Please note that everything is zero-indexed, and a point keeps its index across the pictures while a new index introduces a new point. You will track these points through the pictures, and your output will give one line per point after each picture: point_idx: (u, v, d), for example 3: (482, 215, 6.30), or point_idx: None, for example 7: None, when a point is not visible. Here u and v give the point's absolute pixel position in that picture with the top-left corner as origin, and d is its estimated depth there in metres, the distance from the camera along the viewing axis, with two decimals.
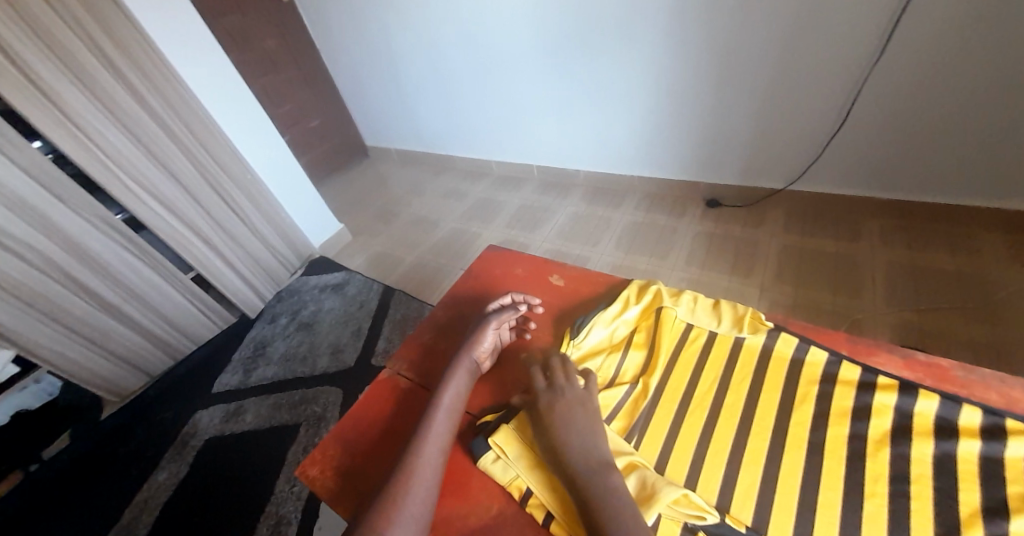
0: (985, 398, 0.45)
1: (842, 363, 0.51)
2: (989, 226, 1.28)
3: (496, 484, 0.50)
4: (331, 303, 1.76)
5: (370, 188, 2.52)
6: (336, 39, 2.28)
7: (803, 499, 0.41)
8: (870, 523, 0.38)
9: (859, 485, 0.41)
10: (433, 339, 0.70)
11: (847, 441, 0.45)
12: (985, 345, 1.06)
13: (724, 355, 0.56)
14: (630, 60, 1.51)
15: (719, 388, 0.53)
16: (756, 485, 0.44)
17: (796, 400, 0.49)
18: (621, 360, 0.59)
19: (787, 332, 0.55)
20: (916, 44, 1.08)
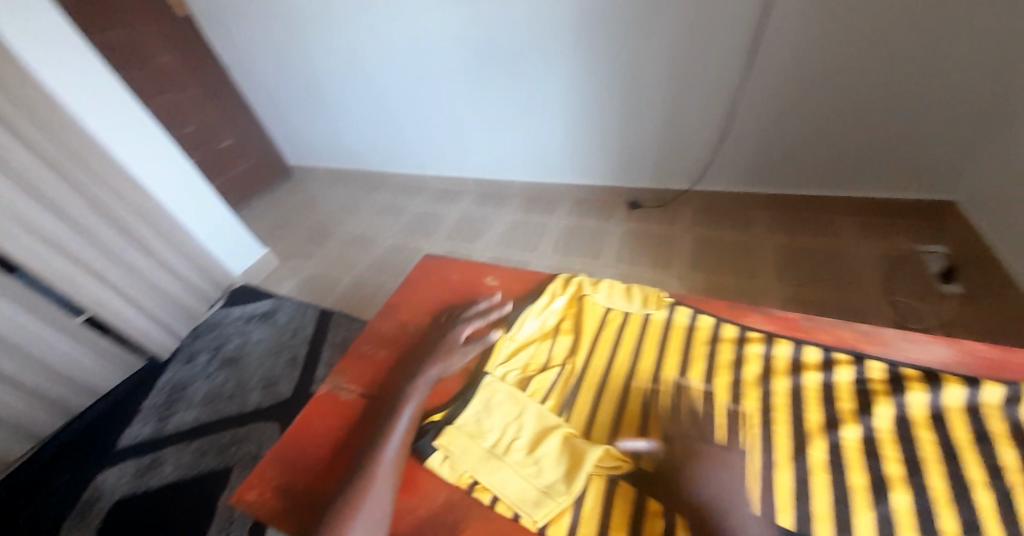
0: (824, 338, 0.57)
1: (722, 325, 0.61)
2: (847, 211, 1.55)
3: (444, 481, 0.52)
4: (260, 333, 1.64)
5: (296, 209, 2.40)
6: (247, 56, 2.17)
7: (697, 438, 0.49)
8: (746, 447, 0.47)
9: (739, 420, 0.50)
10: (380, 350, 0.69)
11: (730, 387, 0.54)
12: (850, 308, 1.28)
13: (635, 330, 0.64)
14: (547, 77, 1.63)
15: (633, 357, 0.61)
16: (665, 432, 0.51)
17: (693, 359, 0.58)
18: (551, 347, 0.65)
19: (682, 305, 0.66)
20: (773, 62, 1.30)
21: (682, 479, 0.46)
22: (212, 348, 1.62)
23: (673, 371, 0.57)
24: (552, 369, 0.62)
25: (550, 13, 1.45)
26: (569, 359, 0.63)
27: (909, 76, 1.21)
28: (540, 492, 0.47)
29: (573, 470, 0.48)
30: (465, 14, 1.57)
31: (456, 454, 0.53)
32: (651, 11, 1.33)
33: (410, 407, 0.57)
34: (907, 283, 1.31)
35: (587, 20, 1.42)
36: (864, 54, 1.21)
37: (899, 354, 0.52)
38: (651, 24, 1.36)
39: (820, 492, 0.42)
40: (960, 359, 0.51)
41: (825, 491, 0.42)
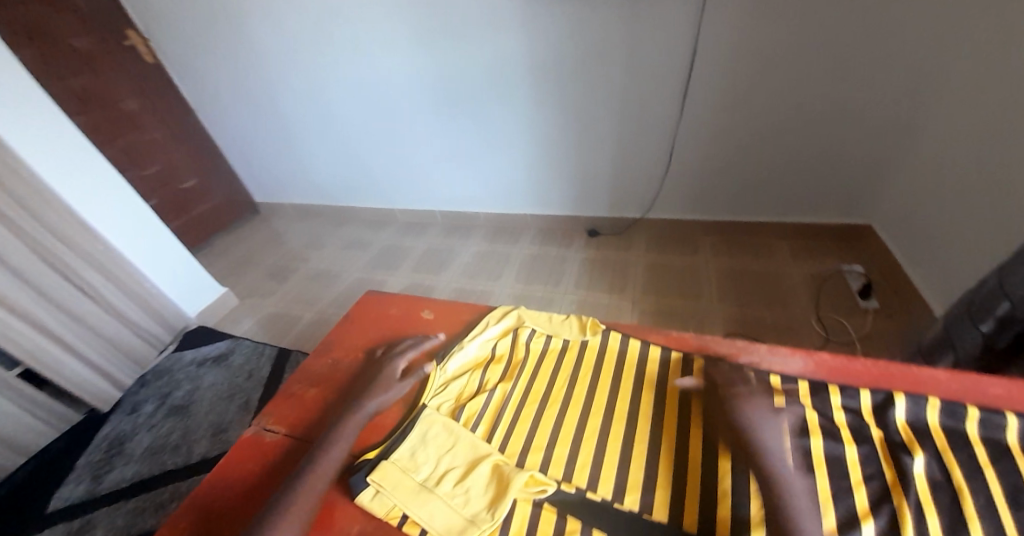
0: (719, 353, 0.60)
1: (649, 345, 0.63)
2: (784, 234, 1.68)
3: (373, 518, 0.49)
4: (212, 378, 1.59)
5: (259, 247, 2.37)
6: (213, 98, 2.21)
7: (622, 453, 0.50)
8: (663, 462, 0.48)
9: (660, 435, 0.52)
10: (310, 389, 0.69)
11: (652, 404, 0.55)
12: (791, 324, 1.37)
13: (576, 355, 0.64)
14: (505, 115, 1.74)
15: (568, 381, 0.61)
16: (592, 452, 0.51)
17: (621, 380, 0.59)
18: (487, 371, 0.64)
19: (615, 330, 0.66)
20: (706, 98, 1.45)
21: (600, 495, 0.46)
22: (159, 396, 1.56)
23: (601, 390, 0.58)
24: (496, 388, 0.61)
25: (507, 58, 1.58)
26: (504, 380, 0.62)
27: (819, 108, 1.37)
28: (467, 521, 0.45)
29: (498, 497, 0.46)
30: (429, 59, 1.69)
31: (388, 488, 0.49)
32: (594, 57, 1.48)
33: (341, 441, 0.55)
34: (837, 300, 1.41)
35: (541, 65, 1.56)
36: (776, 94, 1.38)
37: (762, 365, 0.57)
38: (597, 67, 1.50)
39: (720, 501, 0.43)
40: (813, 370, 0.55)
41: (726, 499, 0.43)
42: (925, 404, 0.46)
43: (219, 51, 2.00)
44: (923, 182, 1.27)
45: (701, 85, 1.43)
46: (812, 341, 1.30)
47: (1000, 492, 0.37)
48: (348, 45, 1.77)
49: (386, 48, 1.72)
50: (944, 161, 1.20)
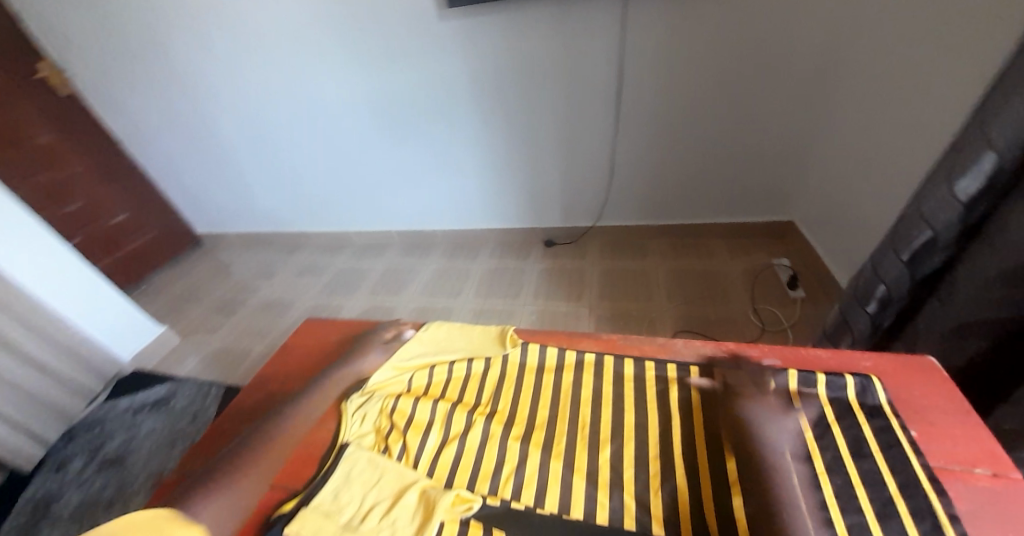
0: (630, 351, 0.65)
1: (566, 351, 0.67)
2: (724, 234, 1.79)
3: None
4: (151, 425, 1.48)
5: (204, 280, 2.25)
6: (145, 129, 2.11)
7: (543, 458, 0.52)
8: (576, 461, 0.52)
9: (573, 435, 0.55)
10: (241, 427, 0.65)
11: (568, 408, 0.58)
12: (735, 318, 1.45)
13: (498, 372, 0.65)
14: (452, 132, 1.76)
15: (497, 391, 0.63)
16: (515, 460, 0.53)
17: (542, 394, 0.61)
18: (399, 400, 0.62)
19: (533, 342, 0.69)
20: (639, 109, 1.55)
21: (523, 502, 0.48)
22: (88, 450, 1.42)
23: (534, 387, 0.62)
24: (422, 406, 0.60)
25: (450, 76, 1.61)
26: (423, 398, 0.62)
27: (738, 116, 1.50)
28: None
29: (425, 522, 0.46)
30: (373, 80, 1.69)
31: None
32: (532, 74, 1.54)
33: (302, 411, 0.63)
34: (771, 292, 1.51)
35: (482, 81, 1.60)
36: (699, 105, 1.51)
37: (674, 363, 0.61)
38: (536, 85, 1.57)
39: (626, 493, 0.47)
40: (720, 358, 0.61)
41: (632, 486, 0.48)
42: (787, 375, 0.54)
43: (148, 79, 1.92)
44: (833, 180, 1.41)
45: (633, 97, 1.53)
46: (753, 332, 1.39)
47: (842, 446, 0.46)
48: (285, 69, 1.75)
49: (327, 69, 1.70)
50: (846, 160, 1.34)
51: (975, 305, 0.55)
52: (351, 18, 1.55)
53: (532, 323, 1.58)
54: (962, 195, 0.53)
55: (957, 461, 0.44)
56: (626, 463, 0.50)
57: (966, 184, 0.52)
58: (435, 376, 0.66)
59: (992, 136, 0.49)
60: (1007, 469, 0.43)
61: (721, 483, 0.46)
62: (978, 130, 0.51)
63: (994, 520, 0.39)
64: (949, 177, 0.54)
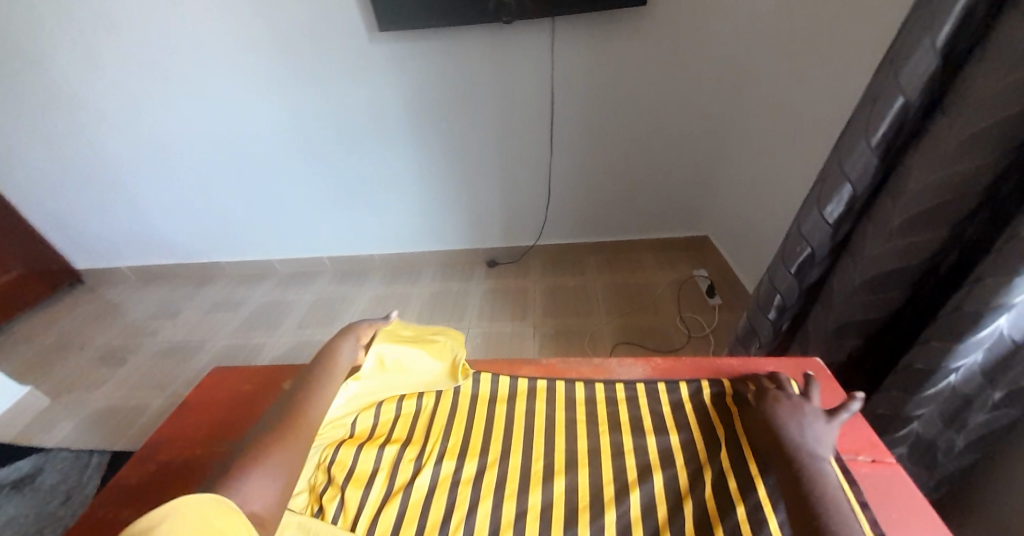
0: (578, 375, 0.64)
1: (518, 378, 0.63)
2: (652, 248, 1.91)
3: None
4: (9, 510, 1.20)
5: (85, 325, 1.91)
6: (12, 148, 1.81)
7: (496, 498, 0.46)
8: (533, 496, 0.46)
9: (528, 468, 0.50)
10: (129, 510, 0.52)
11: (521, 437, 0.54)
12: (665, 328, 1.55)
13: (447, 405, 0.59)
14: (385, 153, 1.71)
15: (449, 426, 0.56)
16: (465, 505, 0.46)
17: (495, 424, 0.56)
18: (339, 449, 0.52)
19: (485, 372, 0.64)
20: (567, 134, 1.64)
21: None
22: None
23: (481, 418, 0.57)
24: (364, 454, 0.51)
25: (383, 99, 1.59)
26: (367, 444, 0.53)
27: (651, 141, 1.66)
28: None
29: None
30: (298, 101, 1.61)
31: None
32: (466, 99, 1.57)
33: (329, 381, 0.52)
34: (694, 301, 1.65)
35: (416, 103, 1.59)
36: (620, 130, 1.63)
37: (611, 383, 0.60)
38: (470, 108, 1.59)
39: (582, 526, 0.42)
40: (651, 375, 0.62)
41: (587, 514, 0.44)
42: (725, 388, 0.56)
43: (20, 90, 1.67)
44: (735, 198, 1.59)
45: (562, 123, 1.62)
46: (681, 339, 1.50)
47: None
48: (194, 84, 1.60)
49: (246, 88, 1.59)
50: (744, 180, 1.51)
51: (847, 310, 0.63)
52: (273, 35, 1.48)
53: (477, 345, 1.56)
54: (830, 218, 0.62)
55: (844, 451, 0.49)
56: (580, 490, 0.46)
57: (832, 209, 0.61)
58: (382, 416, 0.58)
59: (846, 169, 0.58)
60: (885, 455, 0.49)
61: (676, 499, 0.44)
62: (833, 165, 0.61)
63: (884, 505, 0.43)
64: (817, 204, 0.63)
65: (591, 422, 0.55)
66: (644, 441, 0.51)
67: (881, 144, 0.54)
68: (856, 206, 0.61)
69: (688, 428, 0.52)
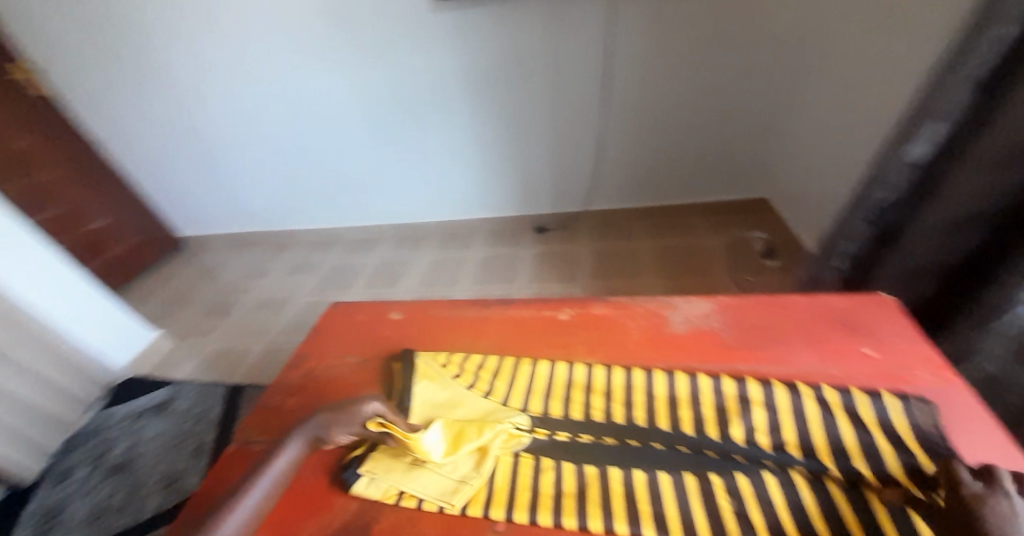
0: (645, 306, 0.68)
1: (591, 311, 0.70)
2: (706, 213, 1.87)
3: (370, 503, 0.49)
4: (155, 429, 1.45)
5: (190, 284, 2.21)
6: (126, 130, 2.06)
7: (582, 399, 0.55)
8: (614, 394, 0.54)
9: (607, 376, 0.57)
10: (289, 400, 0.68)
11: (595, 354, 0.62)
12: (715, 288, 1.55)
13: (529, 334, 0.69)
14: (442, 123, 1.80)
15: (536, 356, 0.65)
16: (558, 400, 0.55)
17: (572, 348, 0.64)
18: (447, 363, 0.65)
19: (560, 309, 0.72)
20: (620, 92, 1.63)
21: (565, 433, 0.51)
22: (93, 458, 1.39)
23: (561, 344, 0.65)
24: (455, 385, 0.61)
25: (442, 69, 1.66)
26: (462, 376, 0.62)
27: (710, 96, 1.61)
28: (458, 482, 0.47)
29: (481, 458, 0.50)
30: (363, 74, 1.71)
31: (381, 473, 0.51)
32: (523, 66, 1.61)
33: (271, 470, 0.46)
34: (749, 262, 1.62)
35: (471, 73, 1.65)
36: (680, 87, 1.60)
37: (677, 315, 0.65)
38: (526, 74, 1.63)
39: (661, 421, 0.49)
40: (718, 309, 0.64)
41: (664, 409, 0.50)
42: (792, 322, 0.60)
43: (130, 73, 1.88)
44: (804, 155, 1.52)
45: (614, 82, 1.61)
46: None
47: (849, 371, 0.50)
48: (274, 64, 1.75)
49: (320, 66, 1.72)
50: (813, 135, 1.46)
51: (919, 249, 0.66)
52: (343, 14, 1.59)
53: None
54: (913, 158, 0.64)
55: None
56: (655, 393, 0.53)
57: (916, 148, 0.63)
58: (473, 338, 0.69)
59: (936, 108, 0.59)
60: None
61: (746, 401, 0.49)
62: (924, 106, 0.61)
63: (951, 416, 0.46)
64: (902, 145, 0.65)
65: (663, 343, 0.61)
66: (712, 361, 0.56)
67: (980, 81, 0.54)
68: (944, 145, 0.61)
69: (755, 351, 0.57)
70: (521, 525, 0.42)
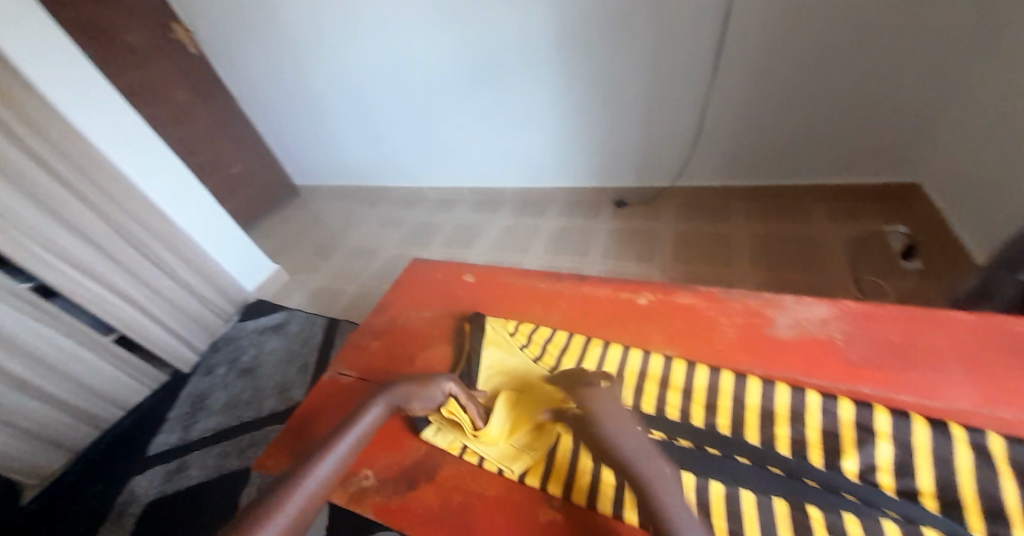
0: (742, 301, 0.61)
1: (676, 298, 0.64)
2: (826, 198, 1.57)
3: (438, 450, 0.54)
4: (273, 344, 1.72)
5: (301, 227, 2.51)
6: (251, 87, 2.28)
7: (659, 394, 0.51)
8: (697, 395, 0.50)
9: (691, 374, 0.52)
10: (372, 342, 0.75)
11: (675, 346, 0.58)
12: (820, 290, 1.34)
13: (603, 314, 0.66)
14: (530, 88, 1.68)
15: (607, 338, 0.62)
16: (630, 388, 0.53)
17: (649, 335, 0.60)
18: (517, 330, 0.66)
19: (641, 292, 0.67)
20: (741, 53, 1.33)
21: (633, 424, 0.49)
22: (229, 360, 1.70)
23: (637, 330, 0.61)
24: (522, 356, 0.61)
25: (530, 27, 1.50)
26: (529, 347, 0.63)
27: (874, 58, 1.23)
28: (518, 450, 0.50)
29: (541, 432, 0.51)
30: (454, 34, 1.63)
31: (448, 425, 0.55)
32: (628, 24, 1.39)
33: (357, 427, 0.50)
34: (877, 261, 1.37)
35: (564, 33, 1.47)
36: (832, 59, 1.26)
37: (783, 318, 0.57)
38: (627, 34, 1.41)
39: (749, 434, 0.45)
40: (839, 317, 0.55)
41: (756, 422, 0.45)
42: (940, 344, 0.49)
43: (252, 31, 2.01)
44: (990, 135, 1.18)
45: (735, 41, 1.32)
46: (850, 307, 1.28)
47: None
48: (371, 23, 1.75)
49: (414, 24, 1.68)
50: None
51: None
52: None
53: None
54: None
55: None
56: (745, 402, 0.47)
57: None
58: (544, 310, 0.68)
59: None
60: None
61: (865, 431, 0.42)
62: None
63: None
64: None
65: (758, 345, 0.54)
66: (821, 376, 0.49)
67: None
68: None
69: (880, 373, 0.48)
70: (578, 506, 0.43)
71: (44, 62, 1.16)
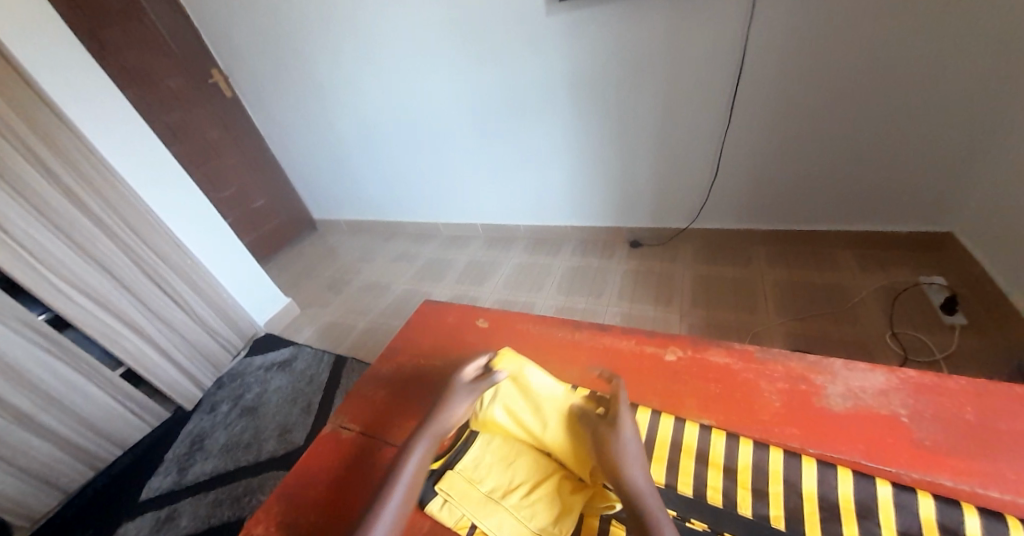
0: (783, 363, 0.55)
1: (708, 357, 0.59)
2: (856, 243, 1.52)
3: (444, 529, 0.48)
4: (279, 382, 1.67)
5: (316, 260, 2.54)
6: (278, 128, 2.38)
7: (700, 472, 0.45)
8: (744, 478, 0.44)
9: (734, 449, 0.46)
10: (378, 391, 0.71)
11: (712, 414, 0.52)
12: (850, 342, 1.26)
13: (629, 371, 0.60)
14: (544, 130, 1.72)
15: (633, 400, 0.56)
16: (664, 462, 0.47)
17: (681, 399, 0.54)
18: None
19: (669, 347, 0.62)
20: (757, 99, 1.34)
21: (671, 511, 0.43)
22: (232, 397, 1.65)
23: (668, 392, 0.56)
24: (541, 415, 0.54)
25: (546, 73, 1.56)
26: None
27: (894, 107, 1.22)
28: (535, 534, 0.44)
29: (561, 515, 0.45)
30: (472, 79, 1.70)
31: (457, 497, 0.49)
32: (640, 73, 1.43)
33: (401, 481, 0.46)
34: (913, 313, 1.29)
35: (578, 78, 1.52)
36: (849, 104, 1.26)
37: (833, 387, 0.51)
38: (643, 81, 1.45)
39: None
40: (899, 388, 0.49)
41: (817, 519, 0.39)
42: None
43: (282, 78, 2.12)
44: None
45: (750, 88, 1.33)
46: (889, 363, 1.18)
47: None
48: (393, 69, 1.83)
49: (433, 70, 1.75)
50: None
51: None
52: (453, 22, 1.58)
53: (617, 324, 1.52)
54: None
55: None
56: (802, 491, 0.41)
57: None
58: None
59: None
60: None
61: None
62: None
63: None
64: None
65: (808, 418, 0.48)
66: (889, 462, 0.42)
67: None
68: None
69: (960, 461, 0.41)
70: None
71: (88, 106, 1.24)
